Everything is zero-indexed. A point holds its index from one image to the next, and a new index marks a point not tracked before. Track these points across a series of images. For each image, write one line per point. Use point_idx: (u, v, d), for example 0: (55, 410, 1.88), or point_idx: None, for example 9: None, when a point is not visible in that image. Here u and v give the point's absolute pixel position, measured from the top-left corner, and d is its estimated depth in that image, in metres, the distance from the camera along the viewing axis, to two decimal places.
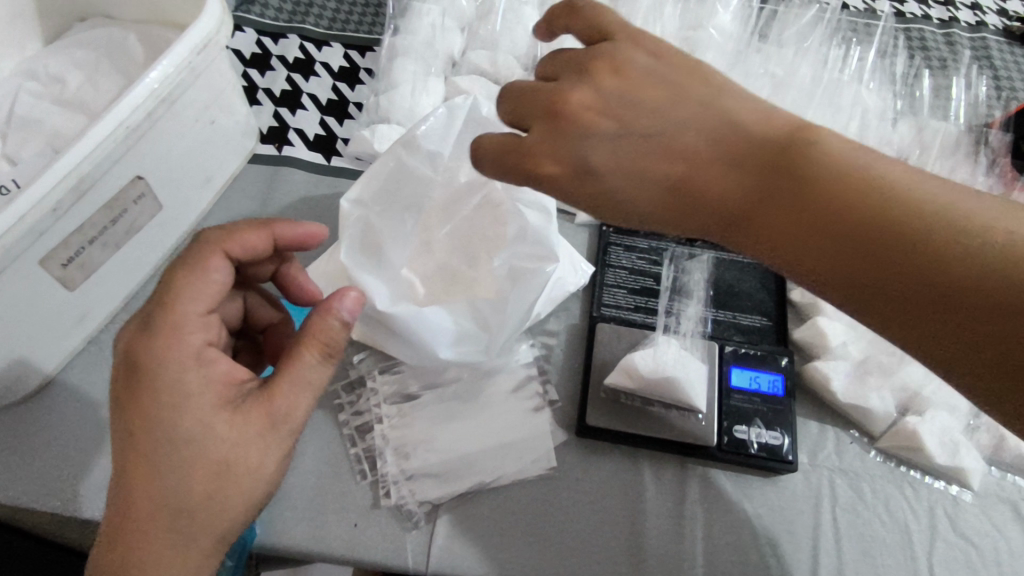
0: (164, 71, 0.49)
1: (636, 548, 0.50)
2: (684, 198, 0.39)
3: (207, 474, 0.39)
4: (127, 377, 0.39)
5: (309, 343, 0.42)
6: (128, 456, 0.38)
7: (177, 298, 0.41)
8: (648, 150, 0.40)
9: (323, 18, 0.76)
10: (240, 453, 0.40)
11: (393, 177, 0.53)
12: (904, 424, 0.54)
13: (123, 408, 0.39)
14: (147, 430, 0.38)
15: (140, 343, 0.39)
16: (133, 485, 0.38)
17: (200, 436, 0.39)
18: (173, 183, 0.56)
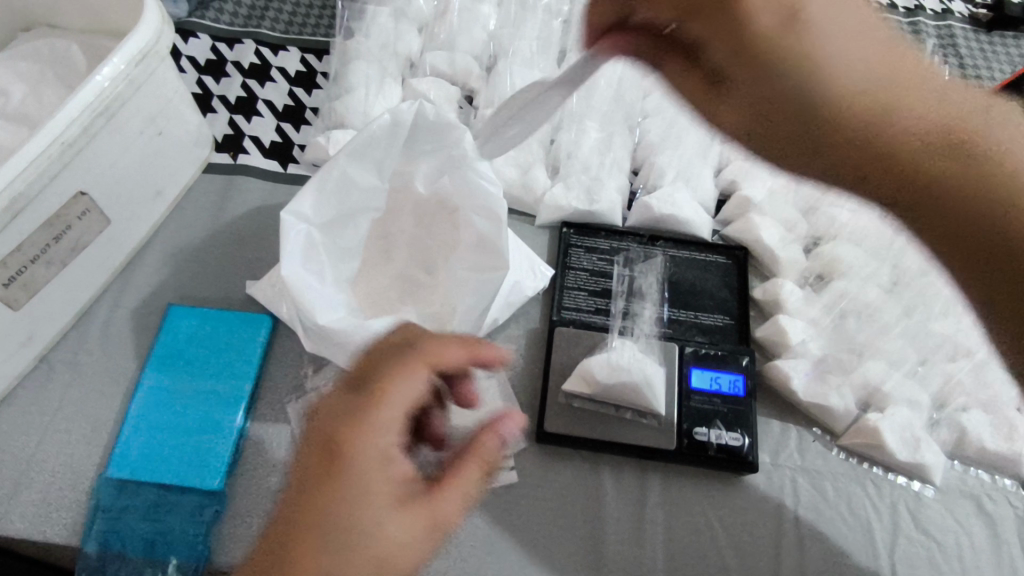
0: (97, 84, 0.48)
1: (596, 555, 0.50)
2: (792, 115, 0.41)
3: (369, 562, 0.37)
4: (325, 453, 0.39)
5: (476, 453, 0.42)
6: (292, 541, 0.37)
7: (390, 384, 0.41)
8: (738, 61, 0.40)
9: (279, 21, 0.75)
10: (402, 546, 0.39)
11: (334, 185, 0.48)
12: (865, 421, 0.53)
13: (317, 484, 0.38)
14: (336, 516, 0.37)
15: (348, 420, 0.39)
16: (273, 566, 0.36)
17: (372, 536, 0.38)
18: (121, 197, 0.55)
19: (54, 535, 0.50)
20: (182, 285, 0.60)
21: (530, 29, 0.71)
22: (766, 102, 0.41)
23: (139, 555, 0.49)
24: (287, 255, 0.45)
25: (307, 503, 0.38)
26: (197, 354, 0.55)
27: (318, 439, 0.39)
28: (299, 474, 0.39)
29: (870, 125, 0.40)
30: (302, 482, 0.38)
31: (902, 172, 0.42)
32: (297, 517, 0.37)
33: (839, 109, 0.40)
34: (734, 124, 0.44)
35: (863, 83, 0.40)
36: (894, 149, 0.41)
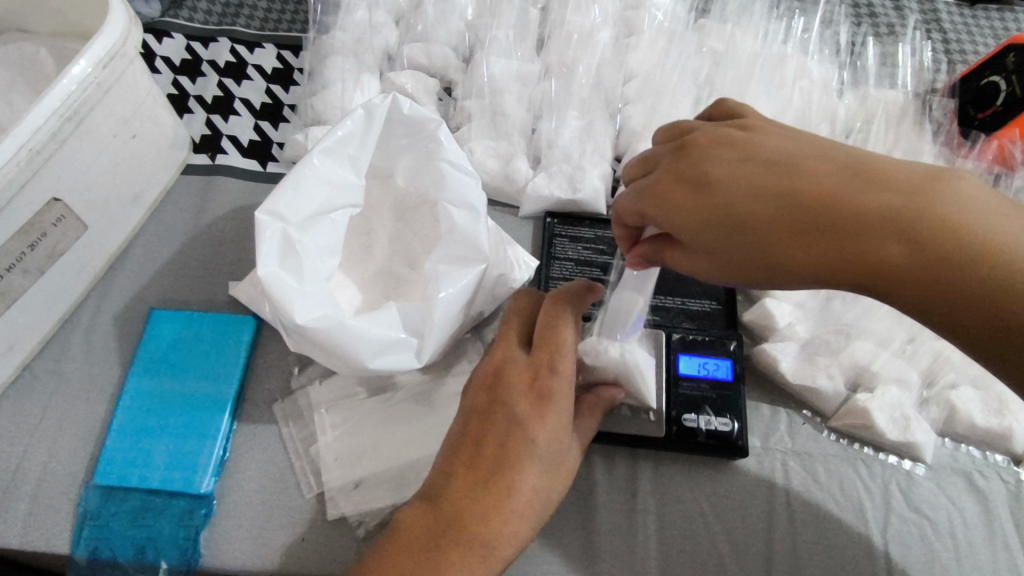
0: (65, 89, 0.47)
1: (588, 545, 0.50)
2: (729, 273, 0.38)
3: (533, 493, 0.39)
4: (534, 381, 0.41)
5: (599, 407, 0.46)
6: (508, 446, 0.39)
7: (568, 326, 0.43)
8: (697, 230, 0.37)
9: (254, 19, 0.74)
10: (548, 490, 0.40)
11: (310, 182, 0.48)
12: (854, 402, 0.53)
13: (532, 414, 0.40)
14: (547, 440, 0.40)
15: (542, 355, 0.42)
16: (478, 486, 0.38)
17: (566, 452, 0.41)
18: (98, 202, 0.54)
19: (41, 544, 0.49)
20: (164, 289, 0.59)
21: (510, 15, 0.70)
22: (705, 248, 0.38)
23: (130, 560, 0.49)
24: (263, 254, 0.44)
25: (513, 429, 0.39)
26: (181, 358, 0.55)
27: (525, 367, 0.42)
28: (502, 400, 0.40)
29: (808, 259, 0.35)
30: (524, 413, 0.40)
31: (863, 280, 0.35)
32: (497, 432, 0.39)
33: (755, 250, 0.36)
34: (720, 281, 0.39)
35: (774, 207, 0.35)
36: (853, 269, 0.35)
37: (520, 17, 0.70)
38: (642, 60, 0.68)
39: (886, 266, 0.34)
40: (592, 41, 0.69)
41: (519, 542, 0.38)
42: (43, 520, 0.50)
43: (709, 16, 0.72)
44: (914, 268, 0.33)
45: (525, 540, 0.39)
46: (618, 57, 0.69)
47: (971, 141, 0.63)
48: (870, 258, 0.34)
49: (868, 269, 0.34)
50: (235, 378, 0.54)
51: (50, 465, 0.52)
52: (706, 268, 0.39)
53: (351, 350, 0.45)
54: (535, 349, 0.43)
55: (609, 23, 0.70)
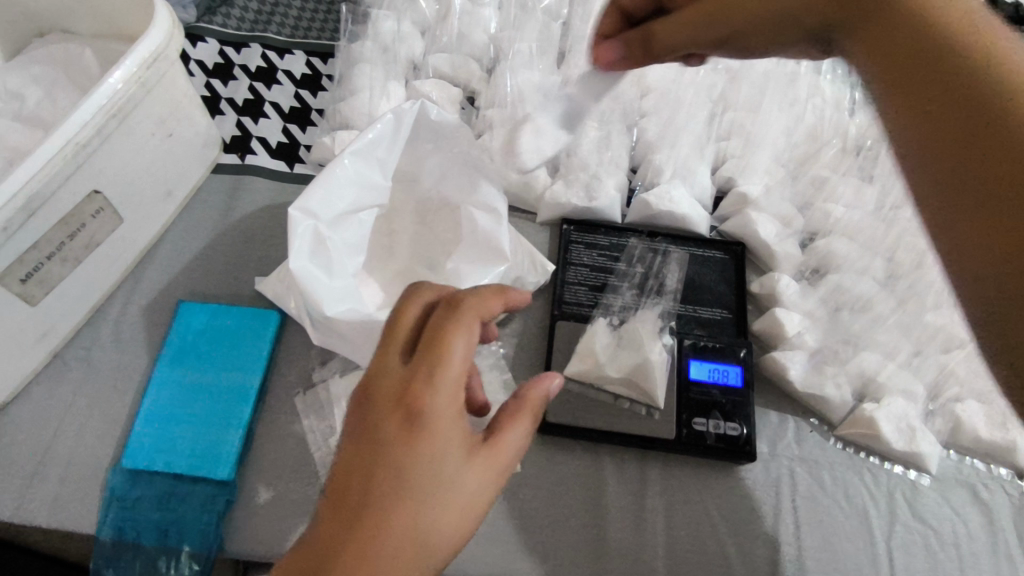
0: (112, 87, 0.50)
1: (598, 543, 0.51)
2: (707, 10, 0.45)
3: (411, 536, 0.32)
4: (403, 398, 0.34)
5: (512, 421, 0.38)
6: (371, 484, 0.33)
7: (450, 329, 0.35)
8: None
9: (285, 26, 0.76)
10: (432, 529, 0.33)
11: (341, 183, 0.50)
12: (861, 411, 0.54)
13: (400, 443, 0.33)
14: (424, 469, 0.33)
15: (418, 366, 0.35)
16: (337, 539, 0.31)
17: (456, 484, 0.34)
18: (135, 197, 0.57)
19: (69, 525, 0.51)
20: (193, 282, 0.61)
21: (533, 27, 0.72)
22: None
23: (153, 543, 0.51)
24: (296, 249, 0.46)
25: (381, 459, 0.33)
26: (207, 349, 0.56)
27: (395, 382, 0.35)
28: (366, 427, 0.34)
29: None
30: (390, 440, 0.33)
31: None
32: (360, 467, 0.33)
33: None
34: (699, 9, 0.46)
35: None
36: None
37: (542, 30, 0.73)
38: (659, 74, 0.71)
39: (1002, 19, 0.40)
40: None
41: None
42: (71, 501, 0.51)
43: None
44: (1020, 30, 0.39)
45: None
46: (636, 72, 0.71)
47: None
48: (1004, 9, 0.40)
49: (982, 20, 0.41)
50: (261, 370, 0.56)
51: (79, 448, 0.53)
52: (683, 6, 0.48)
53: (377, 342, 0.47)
54: (414, 358, 0.35)
55: None
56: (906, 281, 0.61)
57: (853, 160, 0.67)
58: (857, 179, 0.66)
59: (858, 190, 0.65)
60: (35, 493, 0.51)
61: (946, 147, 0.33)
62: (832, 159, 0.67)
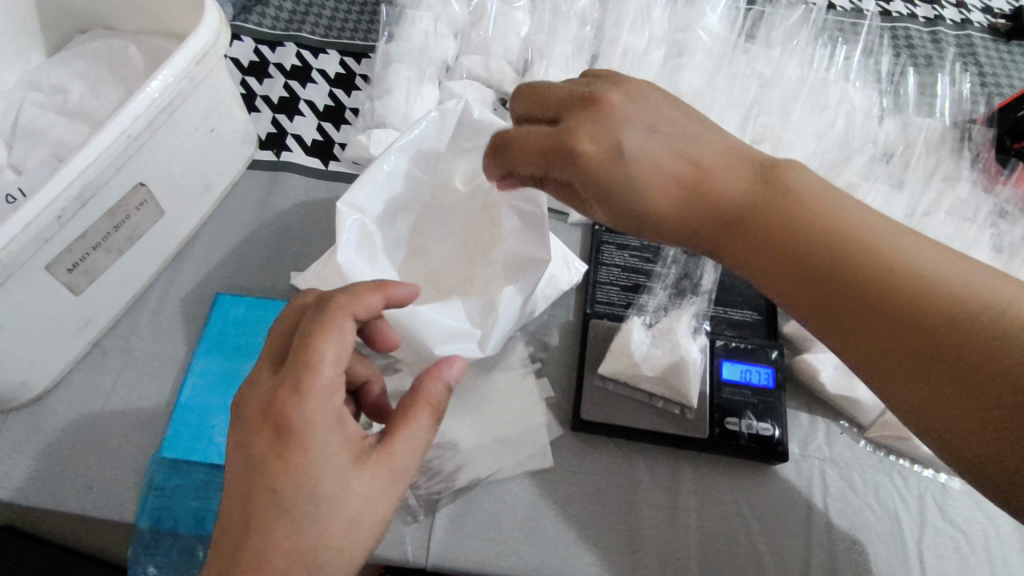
0: (163, 81, 0.51)
1: (631, 539, 0.51)
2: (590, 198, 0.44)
3: (294, 549, 0.34)
4: (268, 414, 0.36)
5: (404, 421, 0.39)
6: (250, 503, 0.35)
7: (313, 341, 0.37)
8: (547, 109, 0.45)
9: (319, 26, 0.77)
10: (318, 540, 0.35)
11: (388, 178, 0.51)
12: (892, 414, 0.55)
13: (273, 457, 0.35)
14: (300, 482, 0.35)
15: (284, 377, 0.36)
16: (229, 558, 0.34)
17: (339, 490, 0.36)
18: (176, 191, 0.58)
19: (108, 512, 0.51)
20: (229, 275, 0.62)
21: (565, 31, 0.73)
22: (560, 152, 0.42)
23: (191, 531, 0.51)
24: (343, 242, 0.47)
25: (256, 476, 0.35)
26: (245, 340, 0.57)
27: (263, 395, 0.37)
28: (242, 447, 0.36)
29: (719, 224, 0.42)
30: (261, 457, 0.35)
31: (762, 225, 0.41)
32: (246, 485, 0.35)
33: (702, 202, 0.42)
34: (674, 225, 0.43)
35: (675, 173, 0.42)
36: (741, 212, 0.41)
37: (573, 34, 0.73)
38: None
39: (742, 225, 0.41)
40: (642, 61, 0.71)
41: None
42: (110, 488, 0.52)
43: (755, 41, 0.75)
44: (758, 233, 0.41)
45: None
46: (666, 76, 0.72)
47: (1008, 168, 0.66)
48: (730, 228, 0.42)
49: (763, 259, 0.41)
50: None
51: (118, 436, 0.54)
52: (553, 179, 0.45)
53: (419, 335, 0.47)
54: (281, 371, 0.37)
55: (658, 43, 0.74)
56: None
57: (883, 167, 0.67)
58: (885, 188, 0.65)
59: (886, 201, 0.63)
60: (76, 479, 0.52)
61: (905, 358, 0.36)
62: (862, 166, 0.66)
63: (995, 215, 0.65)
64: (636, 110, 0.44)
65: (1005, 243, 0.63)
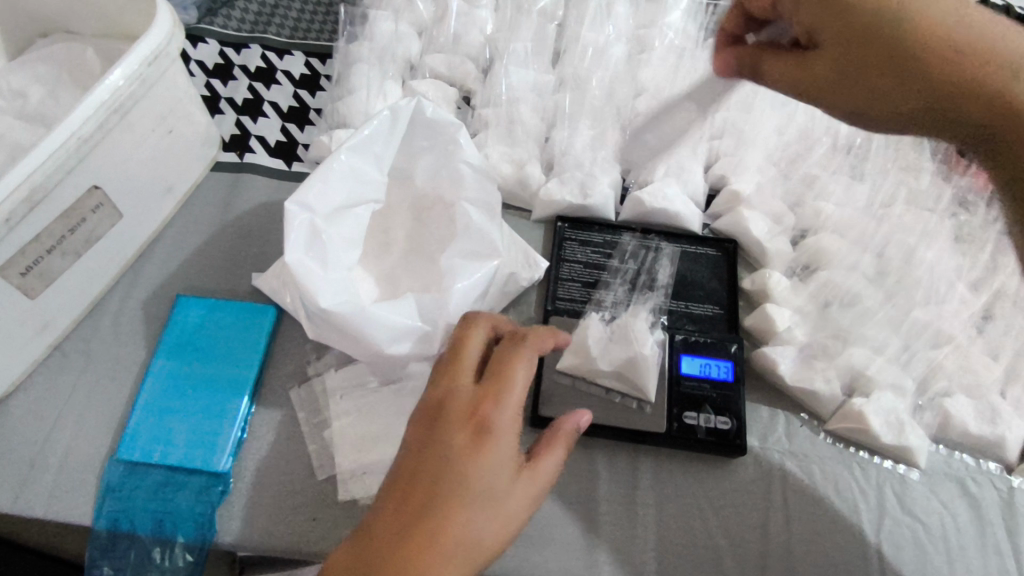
0: (113, 83, 0.51)
1: (589, 536, 0.51)
2: (885, 62, 0.45)
3: (464, 544, 0.35)
4: (474, 414, 0.39)
5: (552, 446, 0.43)
6: (436, 492, 0.36)
7: (514, 364, 0.41)
8: (822, 10, 0.47)
9: (284, 27, 0.78)
10: (483, 538, 0.36)
11: (338, 177, 0.51)
12: (850, 406, 0.55)
13: (467, 451, 0.37)
14: (482, 481, 0.37)
15: (489, 388, 0.40)
16: (399, 538, 0.35)
17: (505, 496, 0.38)
18: (135, 192, 0.58)
19: (65, 516, 0.51)
20: (191, 277, 0.62)
21: (528, 28, 0.74)
22: (828, 19, 0.47)
23: (148, 534, 0.52)
24: (291, 242, 0.47)
25: (446, 468, 0.37)
26: (204, 342, 0.57)
27: (466, 401, 0.39)
28: (436, 439, 0.38)
29: (938, 91, 0.44)
30: (459, 450, 0.37)
31: (982, 60, 0.43)
32: (426, 474, 0.37)
33: (892, 55, 0.45)
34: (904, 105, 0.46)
35: (944, 17, 0.44)
36: (969, 58, 0.43)
37: (537, 31, 0.74)
38: (653, 74, 0.72)
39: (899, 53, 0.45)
40: (606, 57, 0.72)
41: None
42: (67, 493, 0.52)
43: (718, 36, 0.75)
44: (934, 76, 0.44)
45: None
46: (630, 72, 0.72)
47: None
48: (968, 85, 0.43)
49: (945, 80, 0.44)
50: (258, 363, 0.57)
51: (76, 440, 0.54)
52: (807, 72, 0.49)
53: (370, 335, 0.48)
54: (483, 382, 0.40)
55: (622, 39, 0.74)
56: (895, 277, 0.62)
57: (843, 159, 0.68)
58: (847, 177, 0.67)
59: (847, 188, 0.66)
60: (31, 484, 0.52)
61: None
62: (821, 157, 0.68)
63: (955, 206, 0.66)
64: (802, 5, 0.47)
65: (965, 233, 0.64)
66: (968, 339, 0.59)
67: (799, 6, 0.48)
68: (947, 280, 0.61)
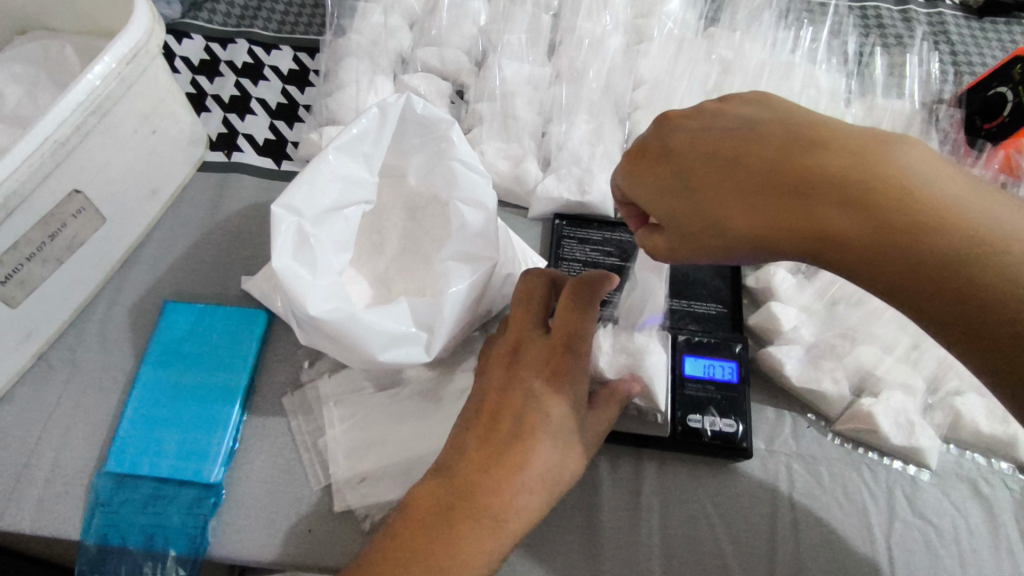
0: (89, 83, 0.49)
1: (592, 543, 0.50)
2: (747, 193, 0.36)
3: (546, 469, 0.40)
4: (552, 359, 0.43)
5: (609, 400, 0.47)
6: (524, 421, 0.40)
7: (585, 310, 0.45)
8: (652, 180, 0.40)
9: (272, 21, 0.75)
10: (561, 468, 0.41)
11: (327, 178, 0.49)
12: (859, 406, 0.53)
13: (548, 390, 0.41)
14: (561, 418, 0.41)
15: (561, 334, 0.44)
16: (491, 459, 0.39)
17: (580, 430, 0.42)
18: (117, 196, 0.56)
19: (53, 530, 0.50)
20: (179, 281, 0.60)
21: (523, 19, 0.71)
22: (660, 216, 0.40)
23: (139, 547, 0.50)
24: (278, 248, 0.45)
25: (530, 403, 0.41)
26: (193, 349, 0.55)
27: (543, 345, 0.44)
28: (519, 376, 0.42)
29: (756, 227, 0.36)
30: (541, 389, 0.41)
31: (787, 193, 0.35)
32: (512, 407, 0.41)
33: (704, 200, 0.38)
34: (782, 250, 0.36)
35: (724, 173, 0.37)
36: (766, 179, 0.35)
37: (532, 22, 0.71)
38: (652, 66, 0.70)
39: (765, 200, 0.35)
40: (603, 48, 0.70)
41: (531, 518, 0.39)
42: (55, 506, 0.50)
43: (719, 25, 0.73)
44: (807, 215, 0.34)
45: (535, 516, 0.39)
46: (628, 63, 0.70)
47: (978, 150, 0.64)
48: (812, 222, 0.34)
49: (797, 232, 0.34)
50: (248, 370, 0.55)
51: (63, 451, 0.52)
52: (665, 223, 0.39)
53: (361, 343, 0.46)
54: (555, 328, 0.44)
55: (619, 29, 0.72)
56: None
57: None
58: None
59: None
60: (18, 498, 0.50)
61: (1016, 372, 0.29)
62: None
63: None
64: (668, 155, 0.40)
65: None
66: None
67: (632, 199, 0.42)
68: None
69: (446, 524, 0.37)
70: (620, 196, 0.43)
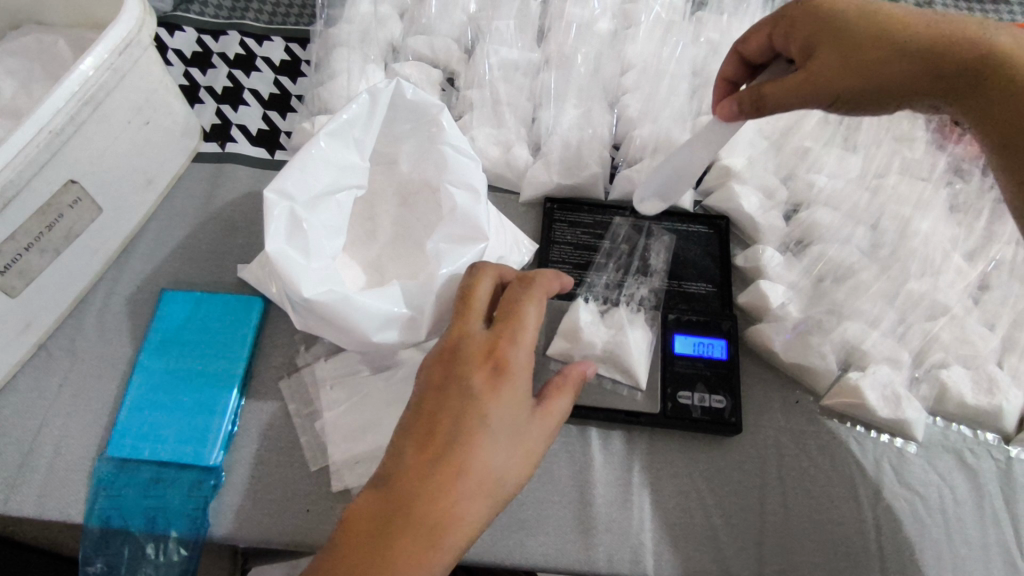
0: (82, 73, 0.49)
1: (585, 519, 0.51)
2: (922, 24, 0.45)
3: (488, 470, 0.39)
4: (490, 356, 0.42)
5: (561, 389, 0.46)
6: (462, 423, 0.39)
7: (523, 306, 0.44)
8: (824, 18, 0.47)
9: (262, 13, 0.76)
10: (503, 469, 0.40)
11: (316, 163, 0.50)
12: (846, 380, 0.54)
13: (487, 389, 0.40)
14: (503, 416, 0.40)
15: (501, 331, 0.43)
16: (430, 466, 0.38)
17: (523, 427, 0.41)
18: (113, 186, 0.56)
19: (54, 517, 0.51)
20: (175, 271, 0.61)
21: (512, 7, 0.72)
22: (828, 31, 0.46)
23: (141, 530, 0.51)
24: (271, 231, 0.46)
25: (468, 404, 0.40)
26: (191, 335, 0.56)
27: (481, 344, 0.43)
28: (456, 376, 0.41)
29: (933, 37, 0.44)
30: (480, 388, 0.40)
31: (960, 25, 0.44)
32: (451, 408, 0.40)
33: (888, 23, 0.45)
34: (924, 70, 0.44)
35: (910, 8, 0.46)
36: (949, 17, 0.45)
37: (521, 9, 0.72)
38: (640, 50, 0.70)
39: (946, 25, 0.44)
40: (591, 32, 0.70)
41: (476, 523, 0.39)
42: (56, 493, 0.51)
43: (706, 9, 0.74)
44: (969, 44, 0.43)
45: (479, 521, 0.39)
46: (616, 47, 0.70)
47: None
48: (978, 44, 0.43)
49: (960, 53, 0.43)
50: (245, 356, 0.56)
51: (64, 439, 0.53)
52: (837, 33, 0.46)
53: (355, 324, 0.47)
54: (495, 325, 0.43)
55: (607, 15, 0.72)
56: (889, 249, 0.61)
57: (836, 128, 0.67)
58: (840, 149, 0.66)
59: (841, 160, 0.65)
60: (20, 486, 0.51)
61: None
62: (813, 128, 0.67)
63: (951, 174, 0.65)
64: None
65: (960, 201, 0.64)
66: (964, 310, 0.58)
67: (795, 25, 0.48)
68: (942, 251, 0.60)
69: (385, 539, 0.36)
70: (774, 32, 0.50)
